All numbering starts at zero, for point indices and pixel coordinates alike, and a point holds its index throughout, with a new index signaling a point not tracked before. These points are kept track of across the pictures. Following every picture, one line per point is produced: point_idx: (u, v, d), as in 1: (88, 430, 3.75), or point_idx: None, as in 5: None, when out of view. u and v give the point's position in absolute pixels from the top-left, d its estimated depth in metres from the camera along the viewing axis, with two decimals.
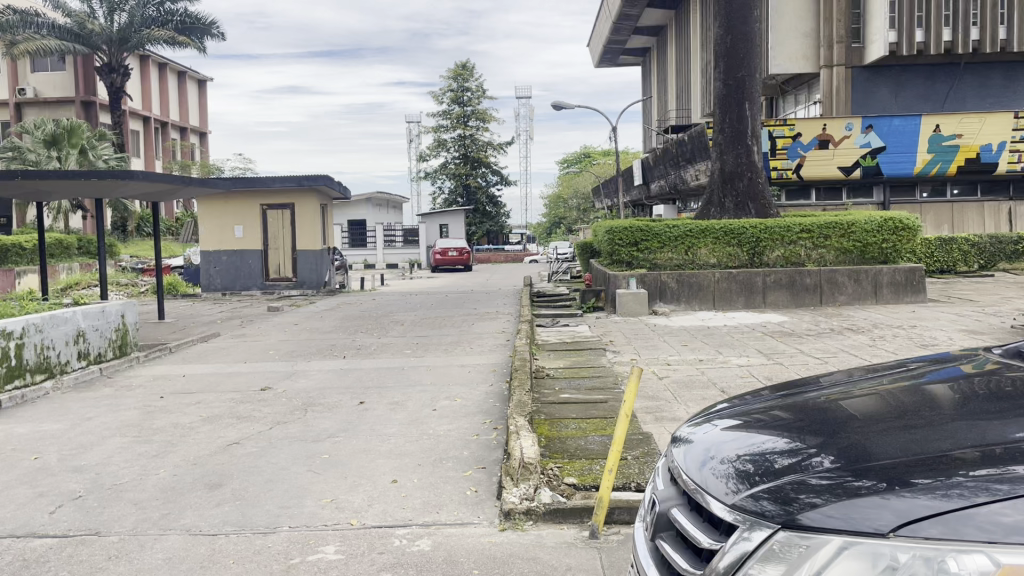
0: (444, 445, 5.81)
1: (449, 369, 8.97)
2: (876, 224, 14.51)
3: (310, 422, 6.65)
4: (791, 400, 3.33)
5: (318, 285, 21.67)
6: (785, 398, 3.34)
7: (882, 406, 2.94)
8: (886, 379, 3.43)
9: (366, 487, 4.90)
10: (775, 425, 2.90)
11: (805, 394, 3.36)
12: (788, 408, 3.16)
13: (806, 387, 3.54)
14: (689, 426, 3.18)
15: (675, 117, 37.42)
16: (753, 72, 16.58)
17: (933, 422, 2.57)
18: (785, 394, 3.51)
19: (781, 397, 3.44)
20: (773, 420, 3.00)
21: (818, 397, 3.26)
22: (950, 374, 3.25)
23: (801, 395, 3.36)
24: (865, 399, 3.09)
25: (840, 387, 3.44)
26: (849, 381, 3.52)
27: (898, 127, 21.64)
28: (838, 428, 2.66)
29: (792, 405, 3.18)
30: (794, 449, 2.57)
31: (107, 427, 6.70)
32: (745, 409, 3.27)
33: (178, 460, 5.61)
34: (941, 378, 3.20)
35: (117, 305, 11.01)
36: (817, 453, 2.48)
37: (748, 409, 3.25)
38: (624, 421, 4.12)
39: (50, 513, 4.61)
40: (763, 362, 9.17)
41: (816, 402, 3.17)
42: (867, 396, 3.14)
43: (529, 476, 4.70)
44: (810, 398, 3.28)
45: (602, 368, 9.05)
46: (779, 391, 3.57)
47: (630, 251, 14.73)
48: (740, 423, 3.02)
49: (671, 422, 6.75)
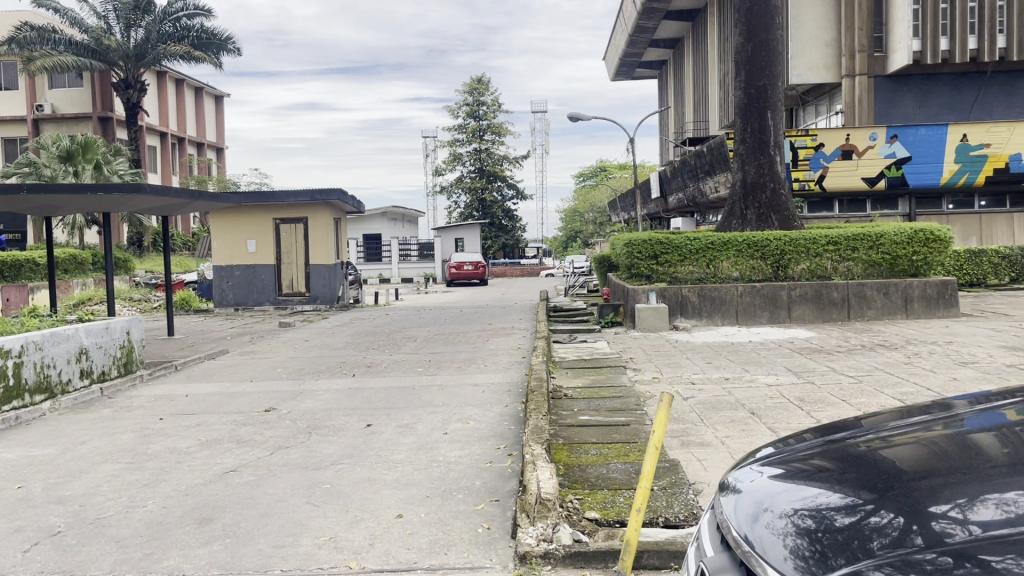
0: (455, 473, 5.39)
1: (462, 388, 8.54)
2: (905, 236, 14.04)
3: (313, 447, 6.26)
4: (839, 445, 2.92)
5: (331, 300, 21.38)
6: (837, 442, 2.93)
7: (946, 452, 2.58)
8: (943, 420, 3.02)
9: (368, 523, 4.48)
10: (836, 478, 2.53)
11: (862, 436, 2.95)
12: (834, 454, 2.79)
13: (860, 429, 3.10)
14: (737, 476, 2.82)
15: (693, 129, 37.00)
16: (776, 80, 16.15)
17: (1001, 469, 2.30)
18: (829, 438, 3.08)
19: (823, 441, 3.04)
20: (835, 472, 2.59)
21: (873, 441, 2.86)
22: (1004, 416, 2.85)
23: (854, 438, 2.95)
24: (917, 443, 2.75)
25: (900, 426, 3.03)
26: (909, 421, 3.10)
27: (924, 137, 21.08)
28: (913, 485, 2.30)
29: (840, 452, 2.80)
30: (853, 504, 2.30)
31: (99, 451, 6.34)
32: (789, 453, 2.93)
33: (169, 491, 5.22)
34: (1004, 417, 2.82)
35: (122, 321, 10.69)
36: (880, 511, 2.21)
37: (795, 454, 2.90)
38: (652, 455, 3.67)
39: (23, 552, 4.22)
40: (794, 381, 8.69)
41: (879, 447, 2.76)
42: (912, 439, 2.82)
43: (547, 512, 4.26)
44: (863, 441, 2.88)
45: (623, 388, 8.57)
46: (828, 434, 3.13)
47: (649, 264, 14.29)
48: (794, 473, 2.65)
49: (699, 447, 6.31)
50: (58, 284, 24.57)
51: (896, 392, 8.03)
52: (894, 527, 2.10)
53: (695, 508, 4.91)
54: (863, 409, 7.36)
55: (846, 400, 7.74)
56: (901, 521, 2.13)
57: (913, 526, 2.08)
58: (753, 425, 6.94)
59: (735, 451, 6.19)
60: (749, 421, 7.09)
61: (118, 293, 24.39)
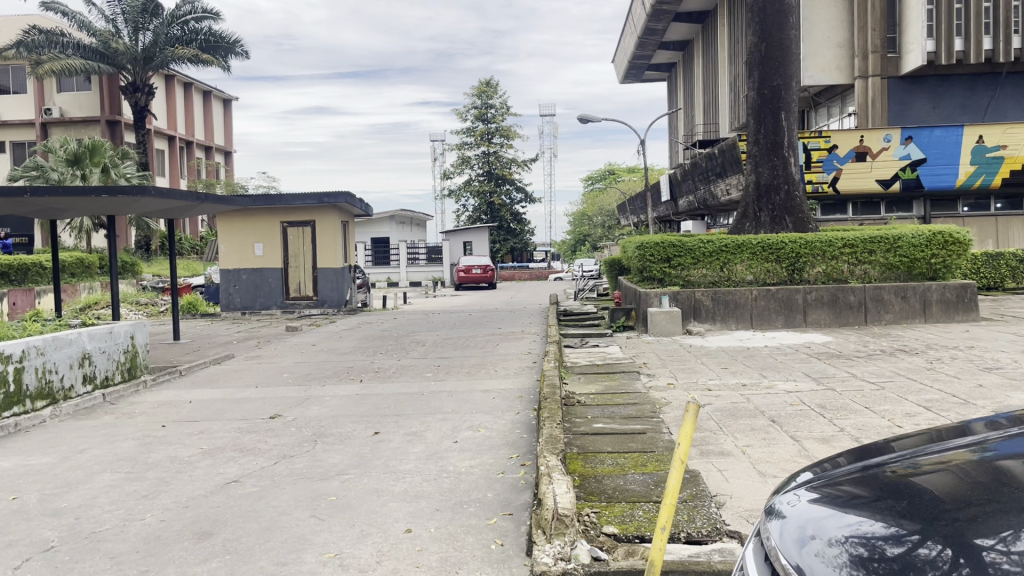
0: (466, 485, 5.17)
1: (472, 395, 8.31)
2: (923, 238, 13.77)
3: (319, 457, 6.04)
4: (880, 467, 2.69)
5: (339, 304, 21.20)
6: (878, 464, 2.70)
7: (999, 474, 2.37)
8: (991, 438, 2.79)
9: (375, 539, 4.26)
10: (883, 503, 2.31)
11: (904, 458, 2.72)
12: (874, 478, 2.58)
13: (904, 450, 2.87)
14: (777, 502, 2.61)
15: (703, 132, 36.75)
16: (790, 81, 15.91)
17: None
18: (868, 459, 2.85)
19: (862, 463, 2.81)
20: (881, 497, 2.37)
21: (918, 462, 2.63)
22: None
23: (895, 458, 2.73)
24: (959, 463, 2.55)
25: (946, 446, 2.80)
26: (954, 441, 2.87)
27: (939, 138, 20.77)
28: (970, 511, 2.10)
29: (881, 475, 2.59)
30: (898, 533, 2.10)
31: (98, 460, 6.13)
32: (828, 477, 2.71)
33: (168, 503, 5.01)
34: None
35: (126, 325, 10.51)
36: (927, 541, 2.02)
37: (833, 478, 2.67)
38: (677, 470, 3.46)
39: (13, 568, 4.00)
40: (813, 388, 8.43)
41: (923, 469, 2.54)
42: (961, 457, 2.59)
43: (564, 529, 4.02)
44: (906, 461, 2.66)
45: (637, 394, 8.32)
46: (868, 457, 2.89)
47: (661, 267, 14.06)
48: (837, 499, 2.42)
49: (719, 457, 6.06)
50: (65, 288, 24.48)
51: (921, 399, 7.76)
52: (945, 560, 1.91)
53: (719, 523, 4.67)
54: (888, 417, 7.10)
55: (869, 407, 7.47)
56: (951, 554, 1.94)
57: (972, 562, 1.88)
58: (773, 433, 6.68)
59: (757, 461, 5.94)
60: (770, 429, 6.84)
61: (125, 297, 24.28)
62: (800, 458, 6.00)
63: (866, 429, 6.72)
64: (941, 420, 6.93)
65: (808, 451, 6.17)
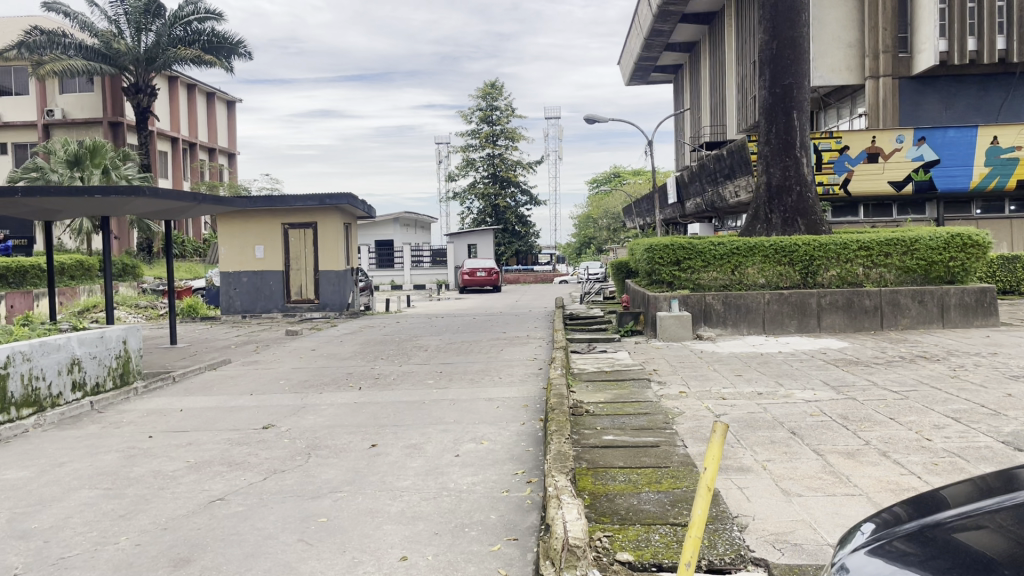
0: (468, 505, 4.78)
1: (475, 404, 7.93)
2: (941, 240, 13.36)
3: (310, 472, 5.67)
4: (945, 521, 2.34)
5: (341, 307, 20.84)
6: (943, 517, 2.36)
7: None
8: None
9: (367, 568, 3.88)
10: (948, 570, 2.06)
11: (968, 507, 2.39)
12: (940, 537, 2.24)
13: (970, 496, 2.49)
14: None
15: (710, 134, 36.36)
16: (803, 80, 15.52)
17: None
18: (932, 509, 2.47)
19: (925, 517, 2.44)
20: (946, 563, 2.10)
21: (990, 511, 2.28)
22: None
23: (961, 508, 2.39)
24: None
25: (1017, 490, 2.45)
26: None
27: (953, 139, 20.33)
28: None
29: (949, 534, 2.23)
30: None
31: (76, 476, 5.76)
32: (891, 537, 2.35)
33: (145, 524, 4.64)
34: None
35: (118, 330, 10.15)
36: None
37: (894, 539, 2.32)
38: (704, 498, 3.12)
39: None
40: (833, 397, 8.04)
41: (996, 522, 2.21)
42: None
43: (576, 561, 3.60)
44: (975, 512, 2.31)
45: (648, 404, 7.93)
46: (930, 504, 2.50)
47: (671, 270, 13.66)
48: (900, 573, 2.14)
49: (738, 473, 5.67)
50: (65, 290, 24.18)
51: (947, 409, 7.35)
52: None
53: (744, 549, 4.29)
54: (915, 429, 6.69)
55: (894, 418, 7.07)
56: None
57: None
58: (795, 447, 6.29)
59: (779, 477, 5.55)
60: (790, 442, 6.45)
61: (125, 299, 23.96)
62: (824, 474, 5.60)
63: (893, 442, 6.32)
64: (973, 432, 6.52)
65: (834, 467, 5.78)
